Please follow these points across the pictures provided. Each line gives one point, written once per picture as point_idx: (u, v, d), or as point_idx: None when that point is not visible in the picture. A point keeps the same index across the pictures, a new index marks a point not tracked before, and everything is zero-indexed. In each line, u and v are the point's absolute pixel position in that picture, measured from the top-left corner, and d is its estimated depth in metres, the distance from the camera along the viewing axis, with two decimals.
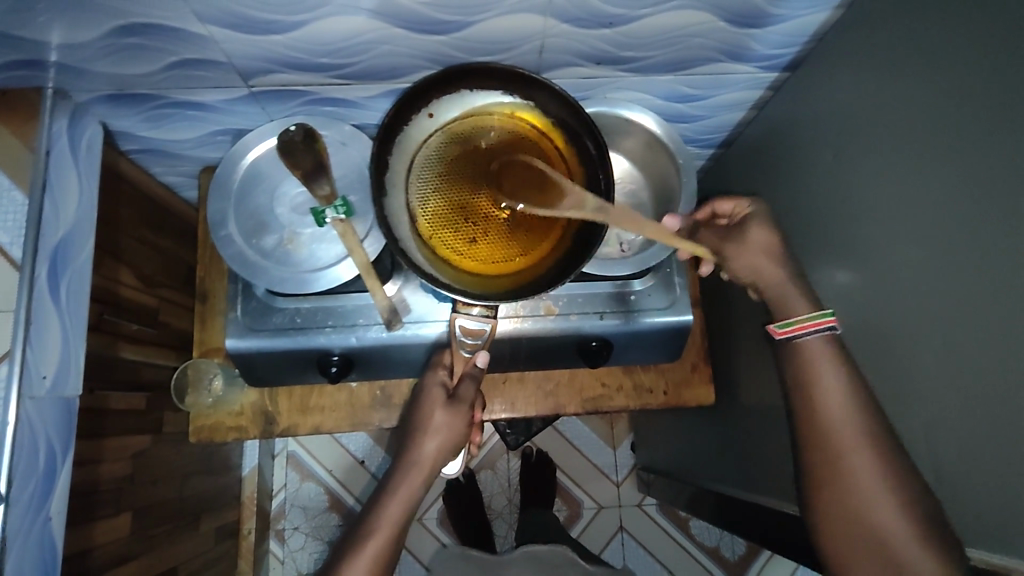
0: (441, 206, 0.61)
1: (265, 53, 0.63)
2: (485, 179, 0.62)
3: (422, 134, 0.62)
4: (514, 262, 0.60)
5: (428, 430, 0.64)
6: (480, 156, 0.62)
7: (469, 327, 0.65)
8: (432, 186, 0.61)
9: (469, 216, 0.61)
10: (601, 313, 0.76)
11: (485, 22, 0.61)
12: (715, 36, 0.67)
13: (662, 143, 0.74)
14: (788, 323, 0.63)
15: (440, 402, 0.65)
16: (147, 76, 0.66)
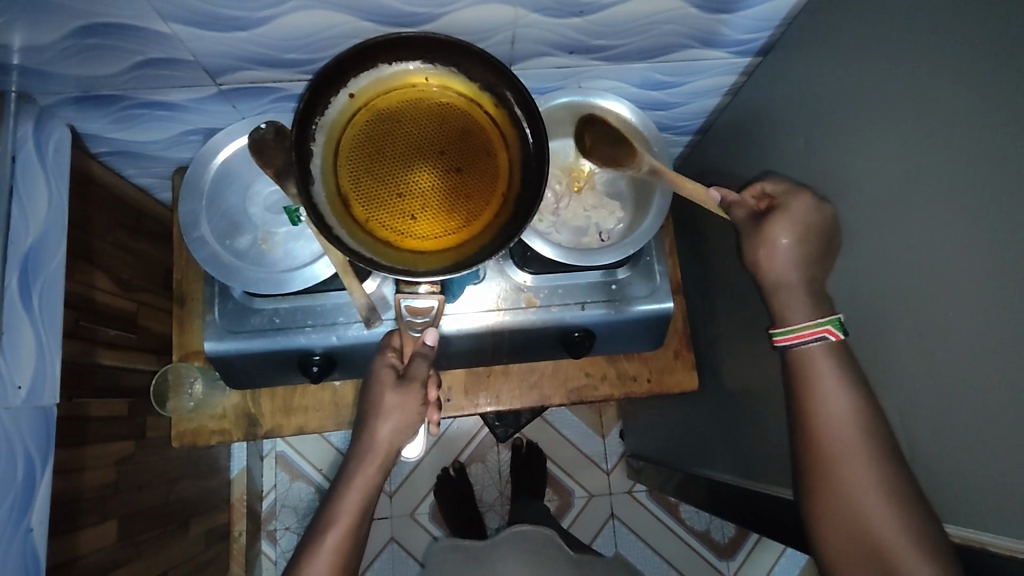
0: (370, 187, 0.53)
1: (233, 50, 0.62)
2: (416, 153, 0.54)
3: (342, 114, 0.54)
4: (459, 235, 0.52)
5: (381, 413, 0.60)
6: (407, 129, 0.55)
7: (414, 307, 0.56)
8: (358, 166, 0.53)
9: (405, 194, 0.53)
10: (582, 303, 0.76)
11: (454, 14, 0.61)
12: (686, 22, 0.67)
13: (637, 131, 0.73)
14: (787, 330, 0.58)
15: (389, 383, 0.60)
16: (113, 77, 0.65)
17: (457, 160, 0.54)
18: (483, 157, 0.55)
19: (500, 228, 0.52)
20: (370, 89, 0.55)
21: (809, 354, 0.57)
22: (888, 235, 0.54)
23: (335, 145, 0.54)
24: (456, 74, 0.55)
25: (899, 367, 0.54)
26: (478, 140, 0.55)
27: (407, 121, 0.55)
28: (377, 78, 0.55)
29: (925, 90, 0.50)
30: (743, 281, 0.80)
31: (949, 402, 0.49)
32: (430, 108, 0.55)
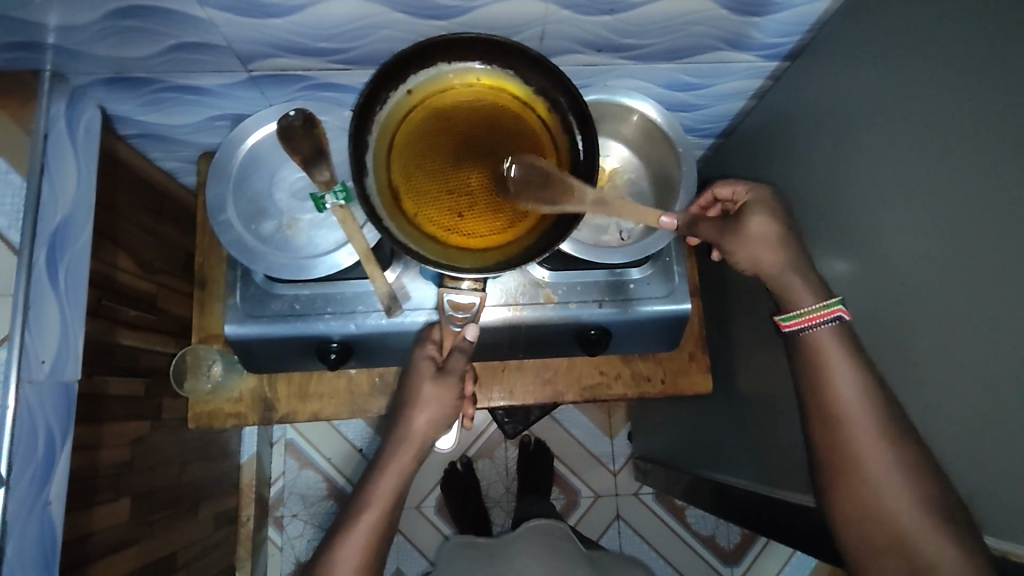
0: (421, 181, 0.53)
1: (265, 37, 0.63)
2: (466, 151, 0.55)
3: (398, 109, 0.55)
4: (505, 234, 0.53)
5: (417, 403, 0.62)
6: (460, 128, 0.55)
7: (458, 302, 0.60)
8: (408, 160, 0.54)
9: (453, 191, 0.54)
10: (599, 301, 0.76)
11: (486, 8, 0.61)
12: (716, 23, 0.67)
13: (662, 131, 0.73)
14: (794, 315, 0.59)
15: (428, 374, 0.62)
16: (145, 60, 0.66)
17: (506, 161, 0.55)
18: (531, 158, 0.56)
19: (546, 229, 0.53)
20: (426, 85, 0.55)
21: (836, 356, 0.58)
22: (913, 243, 0.54)
23: (388, 137, 0.54)
24: (510, 76, 0.56)
25: (921, 376, 0.54)
26: (527, 142, 0.56)
27: (460, 120, 0.55)
28: (435, 77, 0.55)
29: (955, 99, 0.49)
30: (762, 284, 0.79)
31: (969, 413, 0.49)
32: (484, 109, 0.56)
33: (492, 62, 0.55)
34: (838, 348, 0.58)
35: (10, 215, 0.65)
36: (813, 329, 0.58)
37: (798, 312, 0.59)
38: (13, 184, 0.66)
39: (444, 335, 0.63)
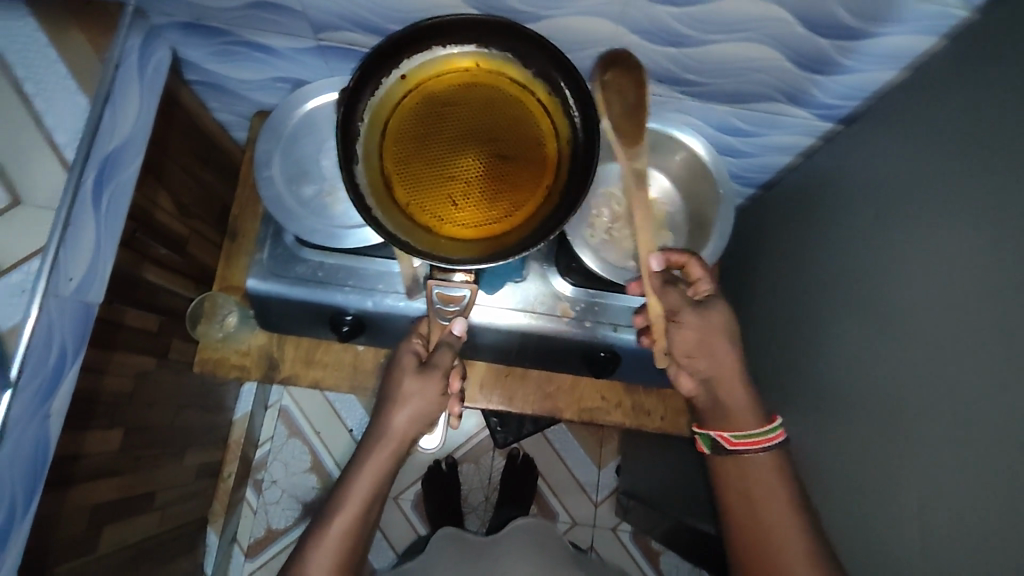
0: (413, 168, 0.55)
1: (340, 10, 0.65)
2: (463, 135, 0.55)
3: (392, 93, 0.56)
4: (500, 222, 0.54)
5: (398, 399, 0.63)
6: (455, 111, 0.56)
7: (448, 295, 0.58)
8: (402, 146, 0.55)
9: (448, 177, 0.55)
10: (615, 325, 0.76)
11: (558, 19, 0.63)
12: (778, 74, 0.67)
13: (707, 169, 0.73)
14: (743, 436, 0.62)
15: (411, 368, 0.64)
16: (224, 12, 0.68)
17: (503, 146, 0.56)
18: (531, 144, 0.56)
19: (540, 221, 0.53)
20: (419, 71, 0.56)
21: (755, 456, 0.63)
22: (936, 322, 0.53)
23: (382, 124, 0.56)
24: (507, 58, 0.56)
25: (921, 457, 0.53)
26: (524, 129, 0.56)
27: (455, 103, 0.56)
28: (430, 63, 0.56)
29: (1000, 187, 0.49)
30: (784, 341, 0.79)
31: (966, 503, 0.48)
32: (480, 92, 0.56)
33: (486, 45, 0.56)
34: (761, 459, 0.63)
35: (70, 134, 0.67)
36: (753, 454, 0.63)
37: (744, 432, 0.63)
38: (77, 105, 0.68)
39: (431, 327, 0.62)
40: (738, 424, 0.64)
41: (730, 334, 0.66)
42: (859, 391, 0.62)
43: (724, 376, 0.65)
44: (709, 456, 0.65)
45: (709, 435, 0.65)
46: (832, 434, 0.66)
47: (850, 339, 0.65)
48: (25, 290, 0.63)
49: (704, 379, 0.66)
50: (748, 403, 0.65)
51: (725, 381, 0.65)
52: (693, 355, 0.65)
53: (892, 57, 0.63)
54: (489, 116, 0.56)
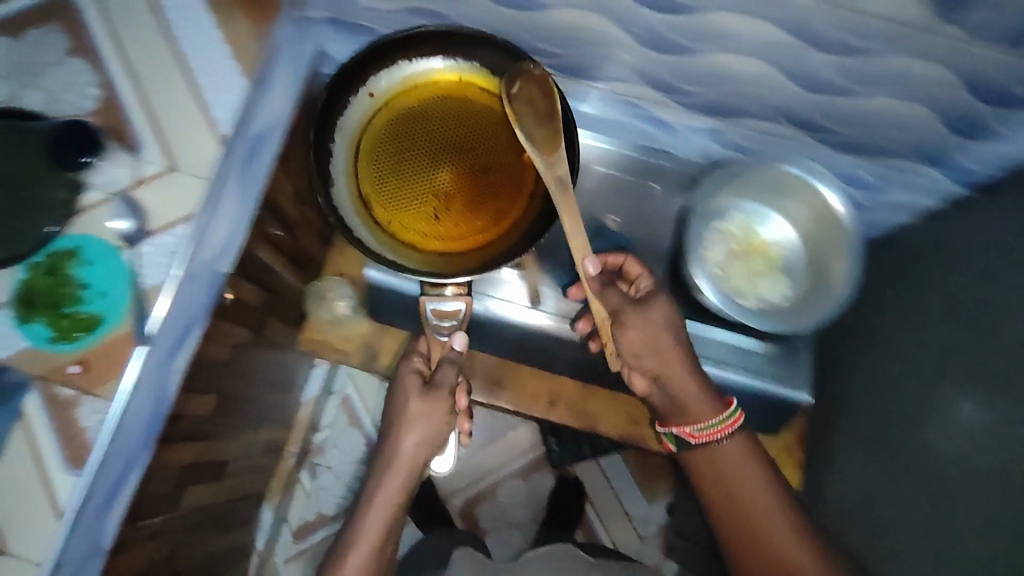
0: (395, 186, 0.68)
1: (494, 23, 0.66)
2: (432, 150, 0.69)
3: (365, 113, 0.69)
4: (479, 234, 0.68)
5: (407, 422, 0.76)
6: (427, 126, 0.69)
7: (443, 311, 0.72)
8: (388, 165, 0.69)
9: (424, 192, 0.69)
10: (716, 361, 0.74)
11: (711, 56, 0.61)
12: (923, 132, 0.65)
13: (833, 217, 0.72)
14: (705, 430, 0.69)
15: (415, 391, 0.76)
16: (380, 13, 0.70)
17: (480, 161, 0.69)
18: (507, 152, 0.69)
19: (520, 231, 0.67)
20: (388, 86, 0.69)
21: (721, 449, 0.71)
22: None
23: (357, 141, 0.68)
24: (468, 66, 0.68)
25: None
26: (488, 134, 0.70)
27: (428, 113, 0.69)
28: (396, 77, 0.68)
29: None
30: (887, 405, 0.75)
31: None
32: (450, 103, 0.69)
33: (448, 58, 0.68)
34: (732, 449, 0.71)
35: (227, 111, 0.69)
36: (717, 443, 0.70)
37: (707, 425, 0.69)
38: (234, 84, 0.69)
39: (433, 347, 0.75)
40: (697, 416, 0.70)
41: (670, 325, 0.71)
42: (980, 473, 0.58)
43: (667, 376, 0.70)
44: (677, 451, 0.73)
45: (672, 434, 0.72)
46: (942, 521, 0.62)
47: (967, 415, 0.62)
48: (170, 253, 0.65)
49: (654, 377, 0.71)
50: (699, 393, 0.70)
51: (672, 376, 0.70)
52: (643, 358, 0.70)
53: None
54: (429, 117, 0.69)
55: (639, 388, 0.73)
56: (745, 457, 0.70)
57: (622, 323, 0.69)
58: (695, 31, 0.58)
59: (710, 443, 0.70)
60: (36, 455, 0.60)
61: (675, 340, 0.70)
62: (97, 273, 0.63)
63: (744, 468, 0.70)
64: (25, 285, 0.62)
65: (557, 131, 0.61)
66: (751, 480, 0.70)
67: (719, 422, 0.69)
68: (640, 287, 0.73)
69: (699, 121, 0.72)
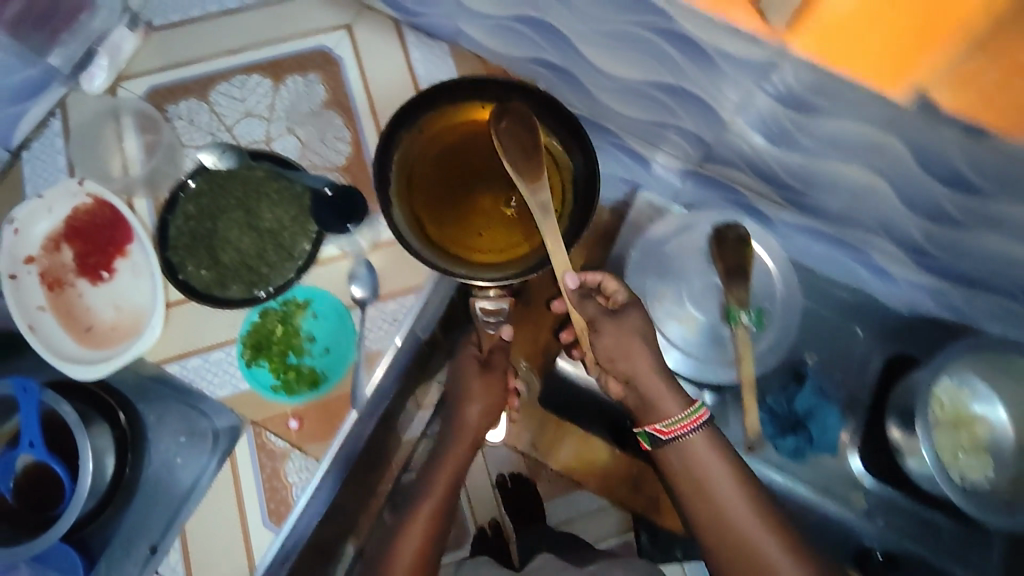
0: (434, 207, 0.63)
1: (749, 155, 0.65)
2: (474, 173, 0.64)
3: (411, 144, 0.64)
4: (520, 246, 0.62)
5: (465, 397, 0.67)
6: (466, 153, 0.64)
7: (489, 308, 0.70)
8: (429, 189, 0.64)
9: (467, 211, 0.64)
10: (900, 530, 0.70)
11: (986, 240, 0.58)
12: None
13: None
14: (671, 423, 0.59)
15: (474, 372, 0.68)
16: (629, 119, 0.70)
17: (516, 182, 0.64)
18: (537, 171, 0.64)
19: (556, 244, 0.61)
20: (431, 119, 0.64)
21: (691, 442, 0.60)
22: None
23: (402, 169, 0.64)
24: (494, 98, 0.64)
25: None
26: None
27: (464, 143, 0.64)
28: (436, 117, 0.64)
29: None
30: None
31: None
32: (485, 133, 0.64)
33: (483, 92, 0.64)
34: (699, 439, 0.60)
35: None
36: (686, 437, 0.60)
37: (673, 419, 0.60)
38: None
39: (483, 338, 0.69)
40: (662, 410, 0.59)
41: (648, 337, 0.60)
42: None
43: (640, 377, 0.59)
44: (651, 451, 0.62)
45: (643, 430, 0.61)
46: None
47: None
48: (394, 322, 0.66)
49: (625, 380, 0.60)
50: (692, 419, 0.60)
51: (650, 383, 0.59)
52: (613, 360, 0.60)
53: None
54: (467, 146, 0.64)
55: (614, 391, 0.63)
56: (716, 453, 0.60)
57: (597, 333, 0.59)
58: (981, 215, 0.55)
59: (678, 439, 0.60)
60: (242, 510, 0.61)
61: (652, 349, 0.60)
62: (323, 328, 0.65)
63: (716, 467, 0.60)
64: (252, 329, 0.64)
65: (539, 157, 0.57)
66: (723, 476, 0.60)
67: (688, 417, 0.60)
68: (619, 302, 0.61)
69: (925, 279, 0.68)
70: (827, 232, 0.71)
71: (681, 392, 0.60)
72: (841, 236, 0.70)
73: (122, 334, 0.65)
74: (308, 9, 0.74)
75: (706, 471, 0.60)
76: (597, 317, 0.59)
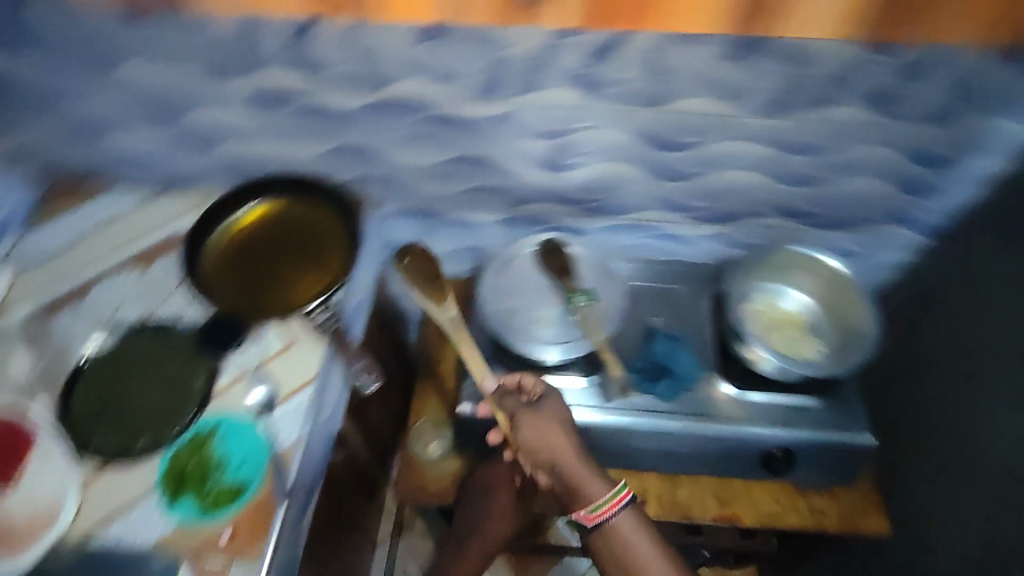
0: (246, 289, 0.77)
1: (539, 188, 0.84)
2: (266, 255, 0.79)
3: (213, 260, 0.80)
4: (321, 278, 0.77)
5: (496, 515, 0.82)
6: (256, 246, 0.80)
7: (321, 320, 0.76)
8: (237, 281, 0.78)
9: (271, 280, 0.77)
10: (785, 423, 0.80)
11: (714, 177, 0.80)
12: (884, 201, 0.81)
13: (844, 277, 0.83)
14: (596, 508, 0.67)
15: (509, 494, 0.82)
16: (443, 198, 0.88)
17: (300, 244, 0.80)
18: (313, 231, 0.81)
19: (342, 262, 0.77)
20: (221, 238, 0.81)
21: (613, 524, 0.67)
22: None
23: (211, 278, 0.78)
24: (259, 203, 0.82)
25: None
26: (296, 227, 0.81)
27: (252, 239, 0.80)
28: (223, 234, 0.81)
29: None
30: (937, 431, 0.81)
31: None
32: (265, 226, 0.81)
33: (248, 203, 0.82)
34: (623, 521, 0.67)
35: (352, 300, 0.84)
36: (610, 520, 0.67)
37: (598, 504, 0.68)
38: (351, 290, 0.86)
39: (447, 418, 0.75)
40: (586, 495, 0.68)
41: (561, 423, 0.72)
42: None
43: (561, 461, 0.69)
44: (581, 536, 0.70)
45: (573, 517, 0.69)
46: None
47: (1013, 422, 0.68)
48: (300, 414, 0.72)
49: (550, 467, 0.70)
50: (632, 519, 0.68)
51: (572, 467, 0.69)
52: (539, 451, 0.70)
53: (977, 178, 0.76)
54: (255, 242, 0.80)
55: (545, 483, 0.72)
56: (639, 529, 0.67)
57: (518, 424, 0.71)
58: (693, 157, 0.77)
59: (604, 522, 0.68)
60: None
61: (568, 435, 0.71)
62: (233, 441, 0.70)
63: (639, 548, 0.66)
64: (168, 469, 0.68)
65: (441, 285, 0.77)
66: (646, 549, 0.66)
67: (609, 501, 0.68)
68: (538, 395, 0.74)
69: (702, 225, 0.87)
70: (622, 224, 0.90)
71: (601, 476, 0.69)
72: (631, 220, 0.89)
73: (34, 531, 0.64)
74: (158, 205, 0.87)
75: (629, 550, 0.66)
76: (514, 409, 0.72)
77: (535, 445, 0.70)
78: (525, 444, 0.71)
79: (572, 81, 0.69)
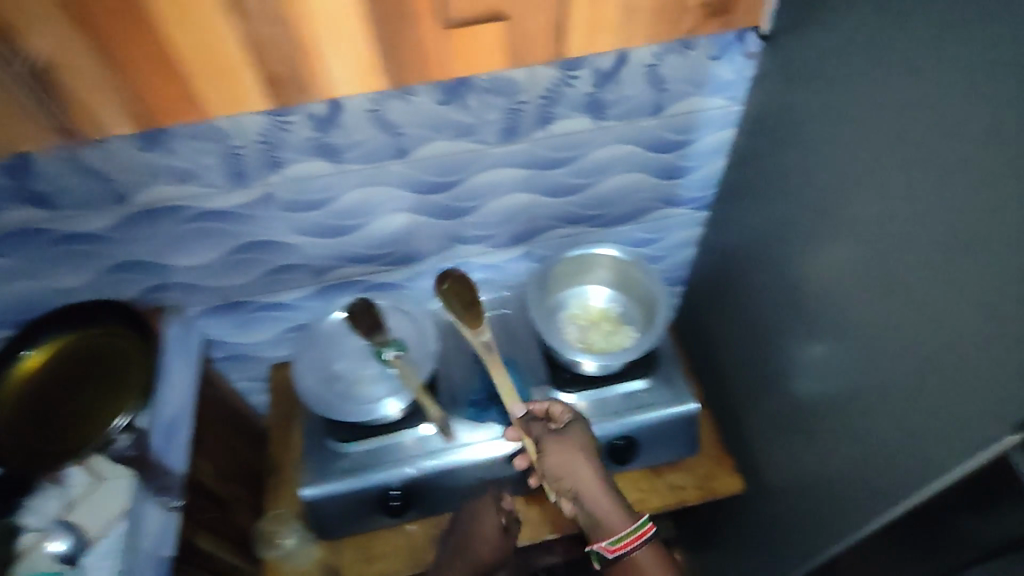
0: (49, 439, 0.71)
1: (335, 252, 0.85)
2: (57, 398, 0.74)
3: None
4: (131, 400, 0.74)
5: (482, 540, 0.79)
6: (43, 392, 0.74)
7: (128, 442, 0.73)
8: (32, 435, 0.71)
9: (74, 420, 0.73)
10: (617, 411, 0.84)
11: (491, 204, 0.85)
12: (649, 189, 0.89)
13: (627, 262, 0.89)
14: (618, 541, 0.70)
15: (491, 526, 0.79)
16: (245, 285, 0.87)
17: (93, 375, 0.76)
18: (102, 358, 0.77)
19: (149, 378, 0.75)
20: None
21: (633, 556, 0.70)
22: (835, 291, 0.65)
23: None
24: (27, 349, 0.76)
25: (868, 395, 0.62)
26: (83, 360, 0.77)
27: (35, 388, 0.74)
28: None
29: (829, 137, 0.62)
30: (751, 381, 0.88)
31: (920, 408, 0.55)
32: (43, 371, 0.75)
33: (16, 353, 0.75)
34: (644, 555, 0.71)
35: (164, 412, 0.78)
36: (635, 553, 0.71)
37: (621, 537, 0.70)
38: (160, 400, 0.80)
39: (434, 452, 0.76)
40: (608, 525, 0.70)
41: (590, 450, 0.73)
42: (821, 385, 0.70)
43: (583, 490, 0.71)
44: (601, 567, 0.73)
45: (594, 550, 0.72)
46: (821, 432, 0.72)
47: (793, 355, 0.75)
48: (118, 552, 0.68)
49: (574, 495, 0.71)
50: (653, 557, 0.71)
51: (592, 494, 0.71)
52: (561, 477, 0.72)
53: (714, 152, 0.86)
54: (39, 390, 0.74)
55: (570, 510, 0.74)
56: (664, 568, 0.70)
57: (544, 450, 0.73)
58: (463, 192, 0.81)
59: (625, 554, 0.71)
60: None
61: (593, 465, 0.72)
62: None
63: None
64: None
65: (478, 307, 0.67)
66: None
67: (631, 534, 0.70)
68: (567, 420, 0.76)
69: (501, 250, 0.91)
70: (431, 267, 0.93)
71: (620, 508, 0.71)
72: (438, 262, 0.92)
73: None
74: None
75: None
76: (542, 435, 0.74)
77: (555, 472, 0.72)
78: (549, 472, 0.72)
79: (318, 152, 0.72)
